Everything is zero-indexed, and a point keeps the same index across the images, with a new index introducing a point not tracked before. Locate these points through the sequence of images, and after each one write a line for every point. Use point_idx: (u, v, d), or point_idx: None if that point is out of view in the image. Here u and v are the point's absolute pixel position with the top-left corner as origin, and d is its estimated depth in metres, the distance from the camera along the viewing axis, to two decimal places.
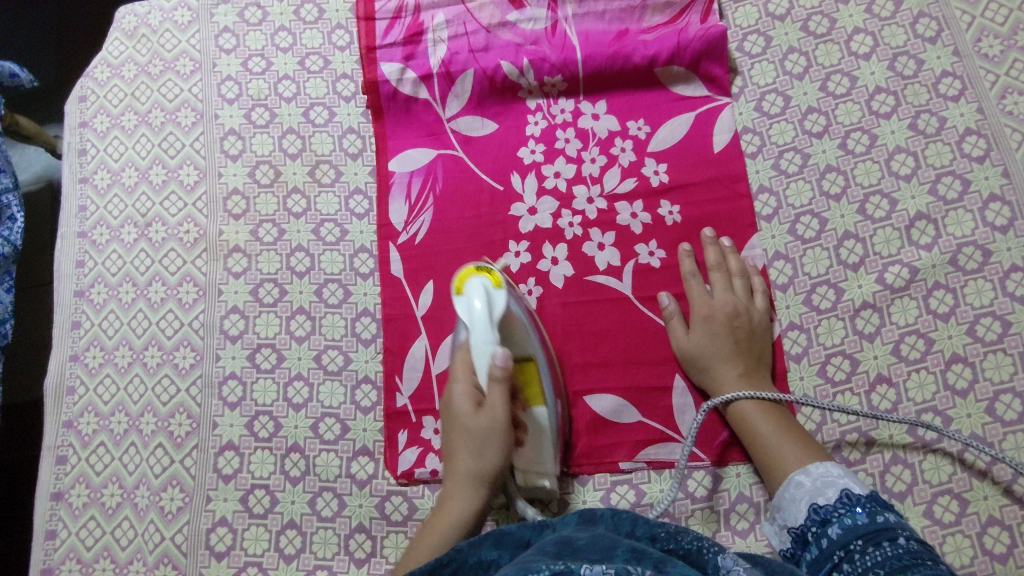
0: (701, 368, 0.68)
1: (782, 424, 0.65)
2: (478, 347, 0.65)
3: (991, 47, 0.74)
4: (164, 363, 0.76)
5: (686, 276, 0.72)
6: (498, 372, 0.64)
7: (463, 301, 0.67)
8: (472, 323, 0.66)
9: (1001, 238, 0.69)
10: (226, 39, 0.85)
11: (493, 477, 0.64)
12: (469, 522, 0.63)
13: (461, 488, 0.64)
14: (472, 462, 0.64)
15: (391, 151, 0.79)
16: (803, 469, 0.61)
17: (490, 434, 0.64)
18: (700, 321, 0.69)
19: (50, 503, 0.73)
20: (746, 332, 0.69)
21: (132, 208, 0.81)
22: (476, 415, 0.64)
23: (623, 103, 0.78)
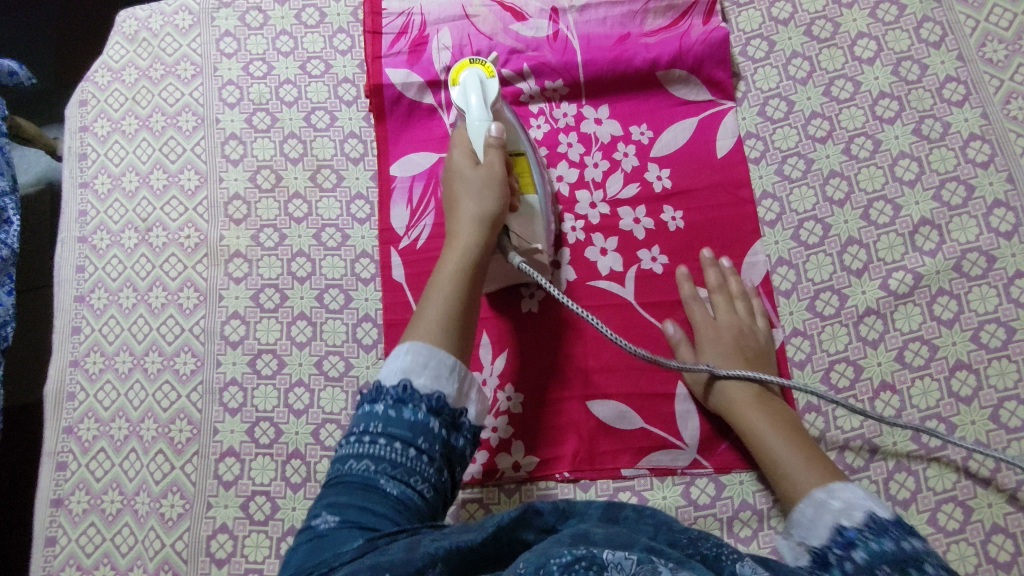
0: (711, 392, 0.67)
1: (796, 443, 0.63)
2: (475, 127, 0.70)
3: (995, 52, 0.74)
4: (164, 369, 0.76)
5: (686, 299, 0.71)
6: (495, 142, 0.68)
7: (458, 92, 0.71)
8: (469, 108, 0.70)
9: (1005, 244, 0.69)
10: (228, 43, 0.85)
11: (495, 218, 0.67)
12: (474, 257, 0.66)
13: (464, 239, 0.66)
14: (472, 206, 0.67)
15: (392, 155, 0.79)
16: (824, 487, 0.59)
17: (489, 184, 0.67)
18: (708, 344, 0.69)
19: (49, 510, 0.73)
20: (753, 355, 0.68)
21: (132, 213, 0.81)
22: (475, 174, 0.68)
23: (626, 108, 0.78)
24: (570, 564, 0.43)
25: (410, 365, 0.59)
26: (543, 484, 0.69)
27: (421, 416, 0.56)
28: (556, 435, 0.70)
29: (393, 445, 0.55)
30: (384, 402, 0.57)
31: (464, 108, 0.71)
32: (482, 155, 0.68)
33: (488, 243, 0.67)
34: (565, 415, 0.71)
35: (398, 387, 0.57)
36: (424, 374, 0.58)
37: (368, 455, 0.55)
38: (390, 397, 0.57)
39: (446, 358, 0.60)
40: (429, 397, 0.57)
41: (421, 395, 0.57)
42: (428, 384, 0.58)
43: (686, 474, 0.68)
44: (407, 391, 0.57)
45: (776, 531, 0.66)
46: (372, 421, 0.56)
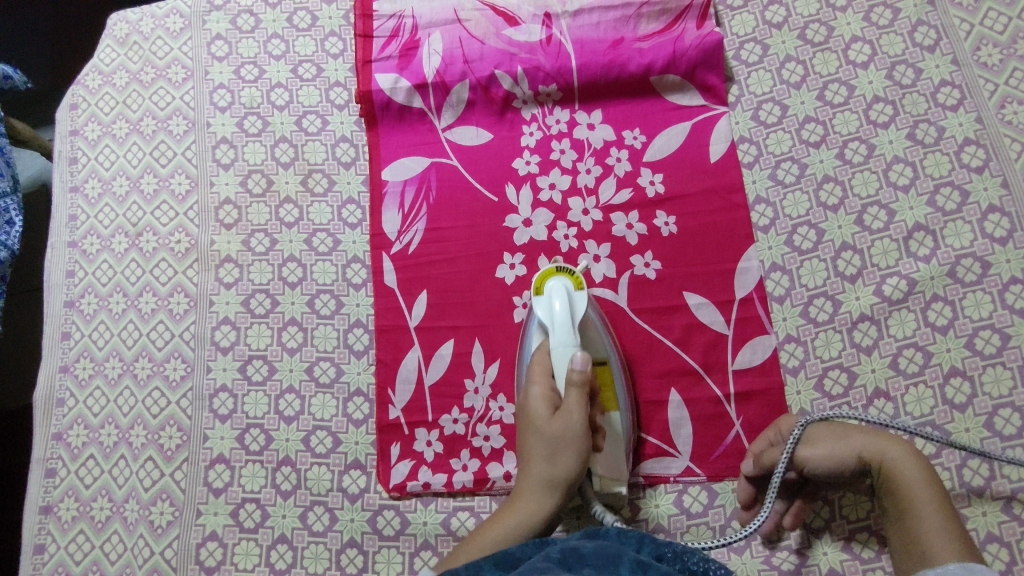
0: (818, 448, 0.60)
1: (928, 490, 0.56)
2: (558, 351, 0.65)
3: (990, 56, 0.73)
4: (154, 375, 0.75)
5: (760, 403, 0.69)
6: (578, 379, 0.63)
7: (541, 301, 0.68)
8: (552, 324, 0.66)
9: (1000, 250, 0.68)
10: (218, 47, 0.84)
11: (567, 485, 0.62)
12: (533, 530, 0.60)
13: (530, 497, 0.62)
14: (545, 470, 0.62)
15: (384, 160, 0.79)
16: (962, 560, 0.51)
17: (563, 445, 0.62)
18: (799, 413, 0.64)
19: (38, 517, 0.72)
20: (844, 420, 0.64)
21: (123, 217, 0.80)
22: (556, 420, 0.62)
23: (619, 112, 0.77)
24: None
25: None
26: None
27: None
28: None
29: None
30: None
31: (547, 321, 0.67)
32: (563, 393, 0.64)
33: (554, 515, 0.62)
34: None
35: None
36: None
37: None
38: None
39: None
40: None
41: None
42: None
43: (679, 482, 0.68)
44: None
45: (769, 540, 0.65)
46: None
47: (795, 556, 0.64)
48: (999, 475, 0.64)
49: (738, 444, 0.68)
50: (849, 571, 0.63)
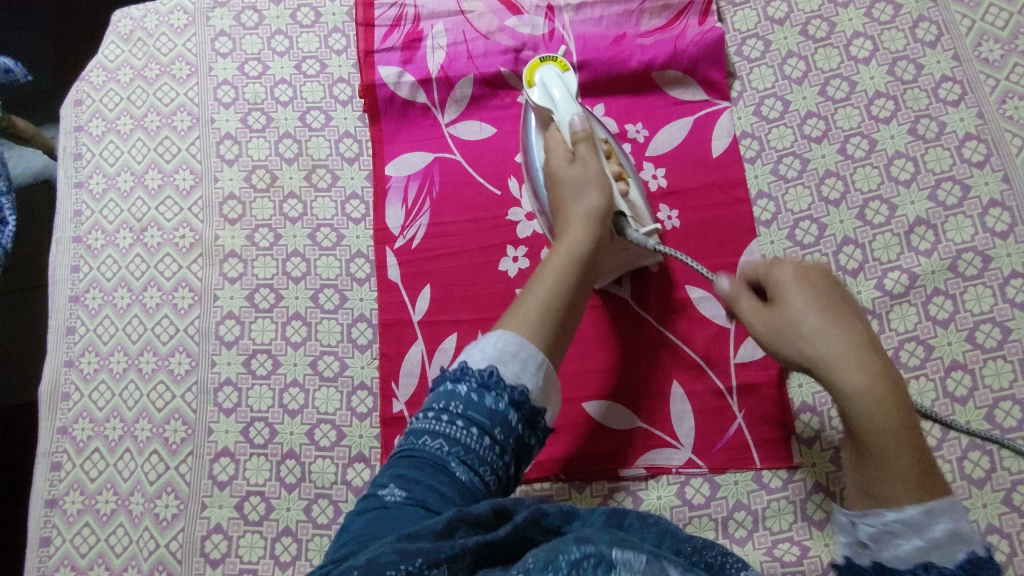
0: (786, 338, 0.54)
1: (903, 427, 0.49)
2: (562, 120, 0.67)
3: (991, 51, 0.74)
4: (159, 369, 0.76)
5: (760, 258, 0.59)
6: (583, 134, 0.65)
7: (537, 91, 0.70)
8: (555, 104, 0.68)
9: (1000, 244, 0.69)
10: (223, 43, 0.85)
11: (603, 215, 0.61)
12: (580, 259, 0.59)
13: (573, 235, 0.60)
14: (581, 205, 0.61)
15: (388, 155, 0.79)
16: (926, 504, 0.48)
17: (589, 182, 0.62)
18: (791, 288, 0.55)
19: (44, 510, 0.73)
20: (844, 302, 0.54)
21: (128, 213, 0.80)
22: (584, 170, 0.63)
23: (621, 107, 0.77)
24: (579, 561, 0.41)
25: (500, 353, 0.53)
26: (538, 486, 0.69)
27: (502, 407, 0.52)
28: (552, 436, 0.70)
29: (471, 433, 0.51)
30: (468, 385, 0.52)
31: (547, 104, 0.69)
32: (576, 149, 0.65)
33: (598, 244, 0.61)
34: (560, 417, 0.70)
35: (480, 371, 0.53)
36: (513, 362, 0.53)
37: (443, 436, 0.51)
38: (475, 380, 0.52)
39: (536, 352, 0.54)
40: (514, 390, 0.52)
41: (505, 384, 0.52)
42: (516, 374, 0.53)
43: (681, 474, 0.68)
44: (491, 377, 0.52)
45: (771, 532, 0.66)
46: (453, 403, 0.52)
47: (797, 548, 0.65)
48: (1000, 467, 0.64)
49: (740, 437, 0.68)
50: None
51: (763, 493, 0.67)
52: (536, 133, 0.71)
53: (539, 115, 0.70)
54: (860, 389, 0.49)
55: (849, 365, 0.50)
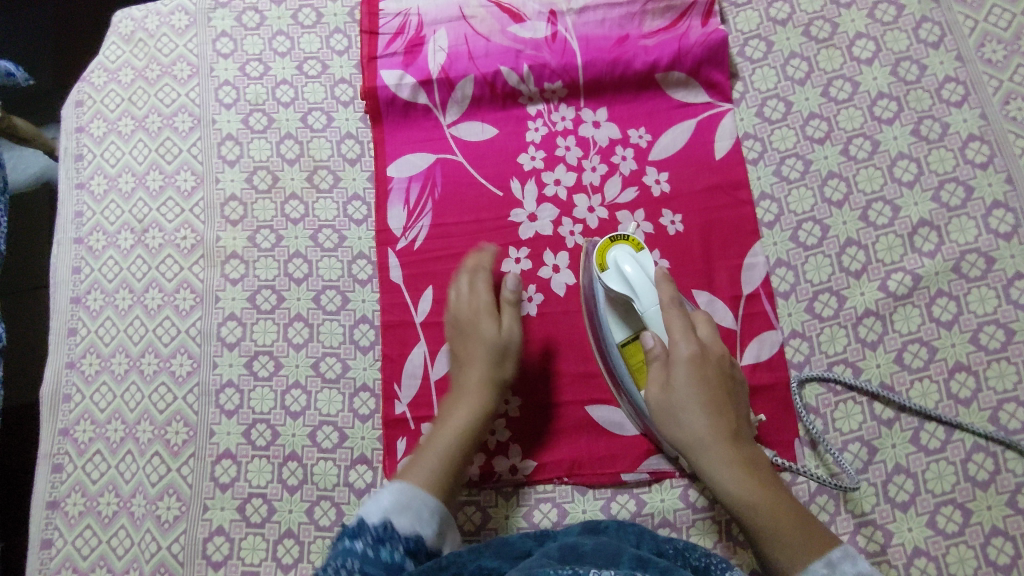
0: (670, 422, 0.63)
1: (770, 496, 0.59)
2: (648, 316, 0.65)
3: (994, 52, 0.74)
4: (161, 371, 0.75)
5: (665, 306, 0.64)
6: (657, 357, 0.64)
7: (612, 273, 0.66)
8: (634, 290, 0.65)
9: (1004, 245, 0.69)
10: (224, 44, 0.85)
11: (504, 383, 0.69)
12: (478, 418, 0.66)
13: (465, 405, 0.67)
14: (485, 371, 0.68)
15: (389, 156, 0.79)
16: (825, 560, 0.55)
17: (499, 352, 0.69)
18: (681, 372, 0.62)
19: (45, 512, 0.72)
20: (722, 383, 0.63)
21: (129, 214, 0.80)
22: (467, 303, 0.71)
23: (624, 110, 0.77)
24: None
25: (394, 505, 0.59)
26: (541, 488, 0.69)
27: (398, 556, 0.56)
28: (555, 440, 0.70)
29: None
30: (364, 540, 0.56)
31: (625, 290, 0.65)
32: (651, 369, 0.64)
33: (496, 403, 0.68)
34: (563, 420, 0.70)
35: (378, 527, 0.57)
36: (406, 515, 0.59)
37: None
38: (370, 536, 0.56)
39: (427, 500, 0.60)
40: (407, 539, 0.57)
41: (400, 536, 0.57)
42: (409, 525, 0.58)
43: (684, 477, 0.68)
44: (388, 530, 0.57)
45: None
46: (350, 558, 0.54)
47: None
48: (1004, 469, 0.64)
49: None
50: None
51: None
52: (604, 300, 0.67)
53: (612, 300, 0.67)
54: (727, 473, 0.60)
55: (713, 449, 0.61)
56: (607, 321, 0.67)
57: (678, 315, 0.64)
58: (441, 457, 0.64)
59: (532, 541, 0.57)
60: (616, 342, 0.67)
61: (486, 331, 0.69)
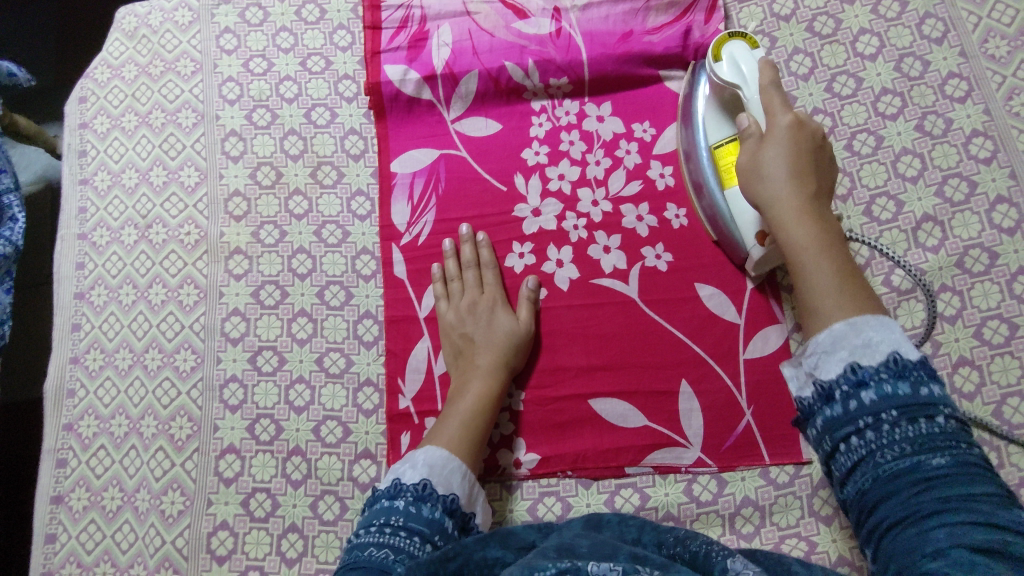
0: (750, 178, 0.59)
1: (823, 247, 0.54)
2: (750, 99, 0.64)
3: (998, 48, 0.74)
4: (165, 366, 0.76)
5: (765, 87, 0.62)
6: (750, 131, 0.61)
7: (724, 66, 0.66)
8: (743, 81, 0.65)
9: (1008, 240, 0.69)
10: (227, 40, 0.85)
11: (512, 371, 0.71)
12: (490, 400, 0.68)
13: (475, 381, 0.68)
14: (491, 357, 0.70)
15: (392, 151, 0.79)
16: (849, 320, 0.50)
17: (510, 338, 0.70)
18: (777, 137, 0.59)
19: (50, 507, 0.72)
20: (816, 158, 0.58)
21: (132, 209, 0.80)
22: (474, 288, 0.73)
23: (628, 105, 0.77)
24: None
25: (433, 468, 0.61)
26: (545, 482, 0.69)
27: (438, 514, 0.58)
28: (559, 434, 0.70)
29: (413, 539, 0.55)
30: (404, 499, 0.58)
31: (732, 82, 0.65)
32: (746, 130, 0.62)
33: (504, 389, 0.70)
34: (567, 414, 0.70)
35: (417, 487, 0.59)
36: (443, 475, 0.60)
37: (388, 545, 0.54)
38: (410, 496, 0.58)
39: (460, 467, 0.62)
40: (446, 498, 0.59)
41: (438, 495, 0.59)
42: (445, 486, 0.60)
43: (689, 472, 0.68)
44: (426, 489, 0.59)
45: (778, 528, 0.66)
46: (392, 516, 0.57)
47: (804, 544, 0.65)
48: (1008, 463, 0.64)
49: (748, 433, 0.68)
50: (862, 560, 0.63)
51: (770, 489, 0.67)
52: (705, 105, 0.70)
53: (719, 91, 0.68)
54: (793, 218, 0.55)
55: (785, 185, 0.57)
56: (703, 123, 0.70)
57: (779, 95, 0.61)
58: (459, 432, 0.65)
59: (535, 531, 0.57)
60: (709, 142, 0.69)
61: (498, 321, 0.71)
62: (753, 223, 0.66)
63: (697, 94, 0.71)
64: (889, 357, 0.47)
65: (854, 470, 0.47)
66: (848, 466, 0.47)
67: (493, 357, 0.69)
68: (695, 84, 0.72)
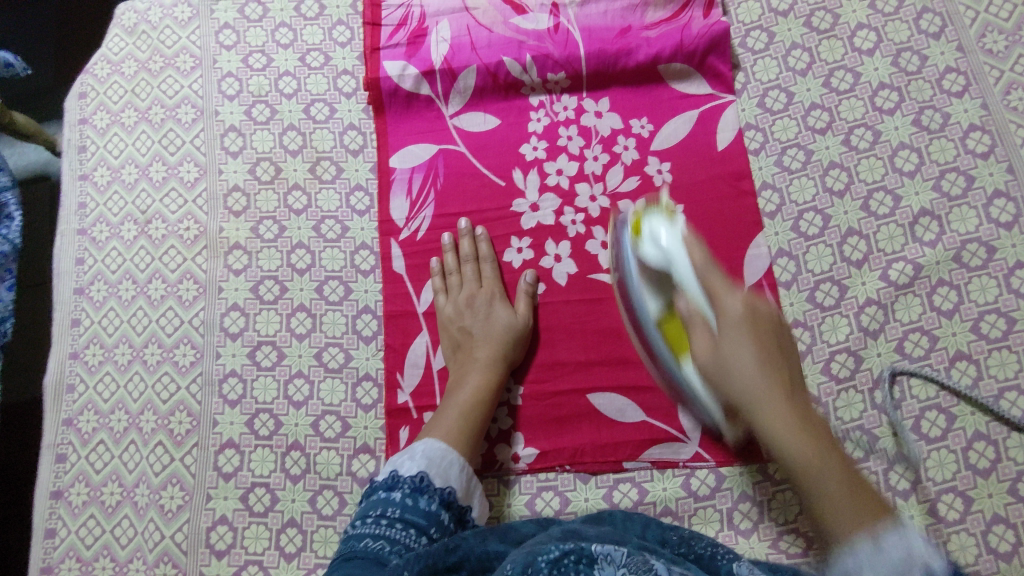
0: (721, 377, 0.56)
1: (822, 455, 0.51)
2: (693, 292, 0.60)
3: (996, 42, 0.74)
4: (164, 361, 0.76)
5: (700, 268, 0.60)
6: (699, 322, 0.59)
7: (647, 245, 0.65)
8: (668, 257, 0.63)
9: (1005, 235, 0.69)
10: (227, 36, 0.85)
11: (511, 364, 0.71)
12: (488, 393, 0.68)
13: (474, 375, 0.69)
14: (490, 350, 0.70)
15: (391, 147, 0.79)
16: (873, 534, 0.46)
17: (509, 330, 0.71)
18: (728, 324, 0.57)
19: (49, 501, 0.73)
20: (778, 341, 0.56)
21: (132, 205, 0.81)
22: (472, 281, 0.74)
23: (626, 101, 0.78)
24: (558, 559, 0.44)
25: (431, 461, 0.61)
26: (543, 476, 0.69)
27: (435, 507, 0.58)
28: (557, 429, 0.70)
29: (409, 531, 0.55)
30: (401, 491, 0.58)
31: (662, 259, 0.63)
32: (705, 317, 0.59)
33: (503, 383, 0.70)
34: (565, 408, 0.70)
35: (414, 479, 0.59)
36: (440, 468, 0.61)
37: (385, 537, 0.54)
38: (407, 488, 0.58)
39: (458, 460, 0.62)
40: (443, 491, 0.59)
41: (436, 487, 0.59)
42: (443, 478, 0.60)
43: (687, 467, 0.68)
44: (423, 481, 0.59)
45: (776, 523, 0.66)
46: (388, 508, 0.56)
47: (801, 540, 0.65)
48: (1004, 456, 0.64)
49: None
50: None
51: (768, 484, 0.67)
52: (637, 277, 0.66)
53: (646, 270, 0.65)
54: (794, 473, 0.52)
55: (763, 388, 0.54)
56: (641, 295, 0.66)
57: (718, 279, 0.59)
58: (457, 424, 0.65)
59: (535, 527, 0.57)
60: (651, 316, 0.66)
61: (497, 314, 0.72)
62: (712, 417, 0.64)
63: (627, 268, 0.67)
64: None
65: None
66: None
67: (492, 351, 0.70)
68: (620, 240, 0.69)
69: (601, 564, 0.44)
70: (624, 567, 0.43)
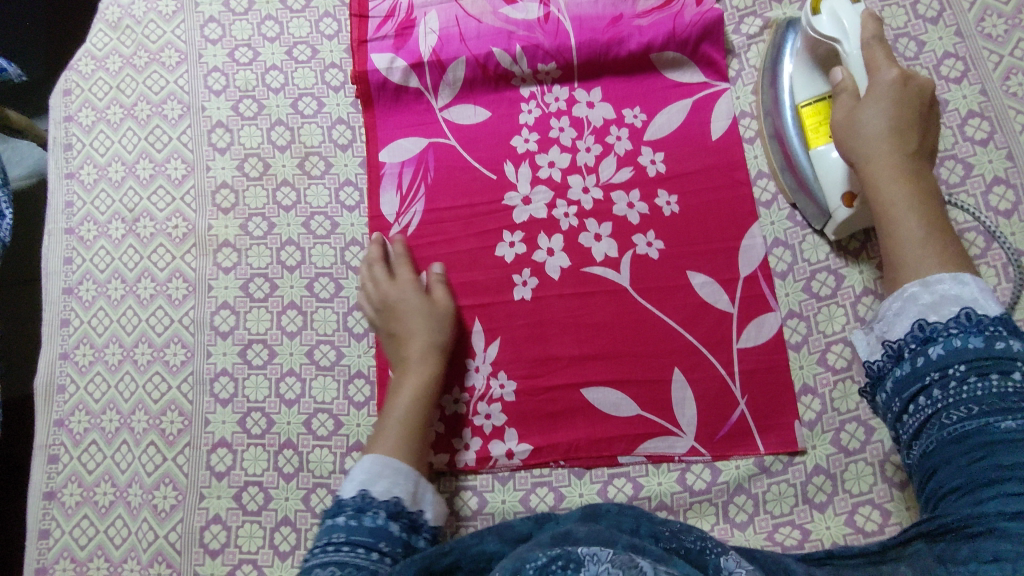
0: (848, 137, 0.61)
1: (924, 199, 0.56)
2: (850, 51, 0.64)
3: (995, 27, 0.72)
4: (154, 361, 0.75)
5: (867, 42, 0.63)
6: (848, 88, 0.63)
7: (824, 19, 0.66)
8: (844, 33, 0.64)
9: (1004, 223, 0.68)
10: (212, 29, 0.83)
11: (443, 351, 0.70)
12: (424, 389, 0.67)
13: (405, 378, 0.68)
14: (418, 348, 0.69)
15: (380, 141, 0.78)
16: (925, 283, 0.53)
17: (431, 324, 0.70)
18: (877, 95, 0.60)
19: (42, 502, 0.72)
20: (919, 121, 0.59)
21: (119, 203, 0.80)
22: (385, 283, 0.72)
23: (619, 90, 0.76)
24: (545, 565, 0.43)
25: (367, 478, 0.60)
26: (537, 472, 0.69)
27: (380, 521, 0.58)
28: (551, 424, 0.70)
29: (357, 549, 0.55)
30: (344, 515, 0.58)
31: (832, 37, 0.65)
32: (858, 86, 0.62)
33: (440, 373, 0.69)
34: (560, 404, 0.70)
35: (354, 500, 0.58)
36: (381, 482, 0.60)
37: (334, 563, 0.53)
38: (350, 510, 0.58)
39: (400, 469, 0.61)
40: (387, 502, 0.59)
41: (378, 501, 0.59)
42: (385, 491, 0.60)
43: (682, 461, 0.68)
44: (364, 500, 0.59)
45: (772, 516, 0.65)
46: (334, 534, 0.56)
47: (798, 533, 0.64)
48: None
49: (742, 423, 0.68)
50: (854, 545, 0.63)
51: (764, 477, 0.66)
52: (796, 61, 0.71)
53: (814, 45, 0.68)
54: (885, 177, 0.57)
55: (890, 151, 0.58)
56: (791, 83, 0.71)
57: (881, 48, 0.62)
58: (398, 432, 0.64)
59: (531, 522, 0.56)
60: (798, 100, 0.70)
61: (415, 310, 0.70)
62: (839, 184, 0.66)
63: (783, 65, 0.72)
64: (964, 313, 0.50)
65: (920, 432, 0.51)
66: (915, 426, 0.51)
67: (417, 348, 0.69)
68: (782, 43, 0.73)
69: (588, 566, 0.43)
70: (610, 564, 0.42)
